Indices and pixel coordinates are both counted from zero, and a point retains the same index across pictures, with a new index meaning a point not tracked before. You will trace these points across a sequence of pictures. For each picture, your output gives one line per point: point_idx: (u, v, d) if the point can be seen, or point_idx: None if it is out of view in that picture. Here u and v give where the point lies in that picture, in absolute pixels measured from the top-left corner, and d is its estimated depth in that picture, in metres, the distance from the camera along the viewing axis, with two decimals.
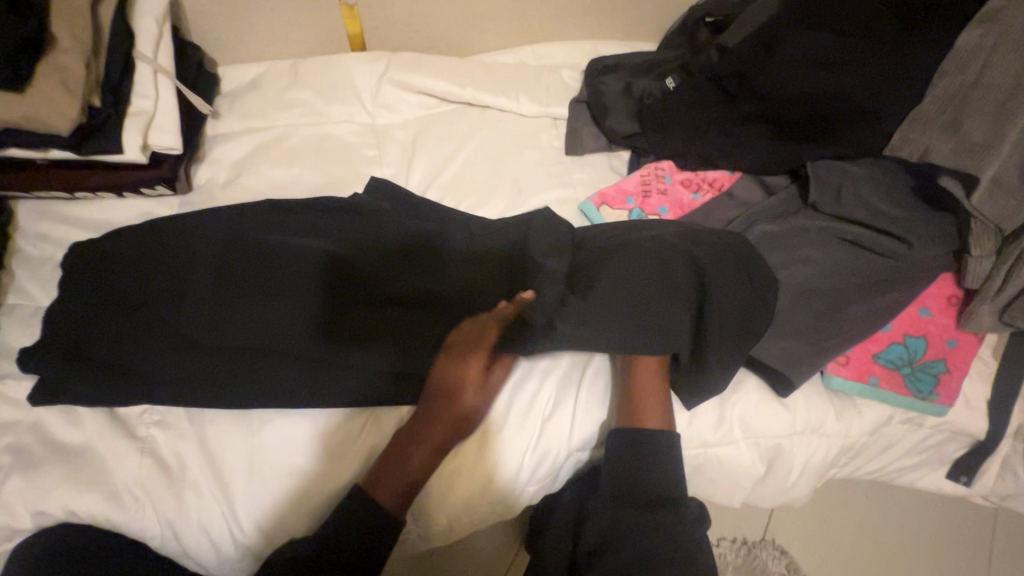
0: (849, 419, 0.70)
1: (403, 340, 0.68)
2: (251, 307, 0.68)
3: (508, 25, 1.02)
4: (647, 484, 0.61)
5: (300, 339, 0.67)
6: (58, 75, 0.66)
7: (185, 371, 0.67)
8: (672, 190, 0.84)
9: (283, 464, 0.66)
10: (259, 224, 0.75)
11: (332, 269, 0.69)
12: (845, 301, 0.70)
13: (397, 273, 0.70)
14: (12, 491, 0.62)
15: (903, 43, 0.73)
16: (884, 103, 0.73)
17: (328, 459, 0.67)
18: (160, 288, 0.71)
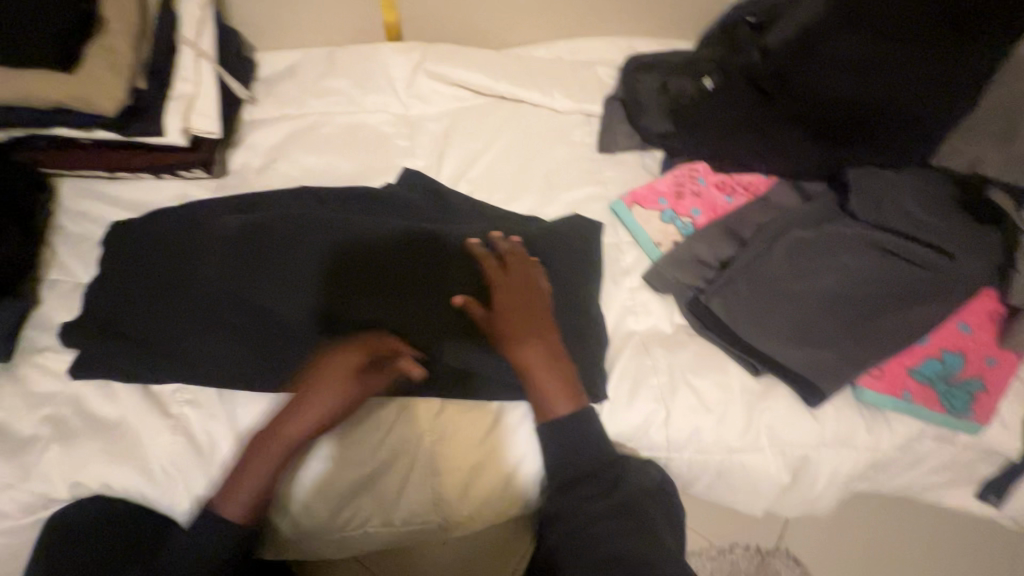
0: (880, 433, 0.68)
1: (414, 334, 0.68)
2: (276, 292, 0.70)
3: (544, 19, 1.01)
4: (574, 464, 0.62)
5: (328, 326, 0.69)
6: (107, 57, 0.67)
7: (217, 352, 0.69)
8: (706, 192, 0.83)
9: (307, 447, 0.67)
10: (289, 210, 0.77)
11: (354, 257, 0.71)
12: (878, 312, 0.69)
13: (417, 263, 0.72)
14: (50, 461, 0.64)
15: (952, 44, 0.71)
16: (930, 112, 0.72)
17: (346, 447, 0.67)
18: (186, 273, 0.72)
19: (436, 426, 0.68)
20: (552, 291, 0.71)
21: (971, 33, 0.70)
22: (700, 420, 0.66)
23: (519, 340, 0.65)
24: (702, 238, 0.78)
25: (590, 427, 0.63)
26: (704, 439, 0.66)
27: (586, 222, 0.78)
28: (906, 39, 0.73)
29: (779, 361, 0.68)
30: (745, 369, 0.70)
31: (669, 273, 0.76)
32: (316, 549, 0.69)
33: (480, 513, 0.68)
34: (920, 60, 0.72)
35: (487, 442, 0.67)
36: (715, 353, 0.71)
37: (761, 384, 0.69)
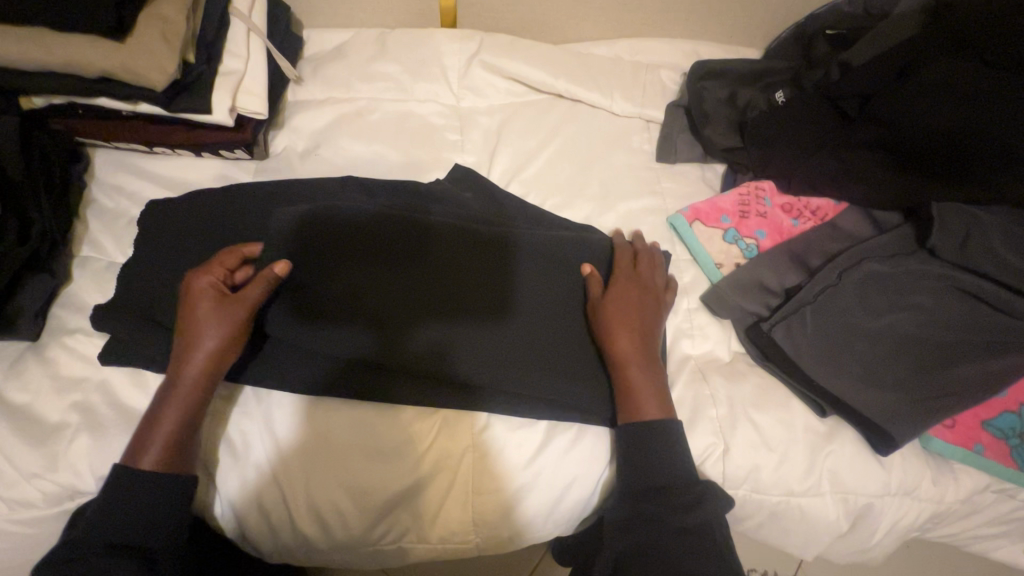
0: (945, 485, 0.65)
1: (386, 319, 0.64)
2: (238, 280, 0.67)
3: (607, 15, 0.96)
4: (648, 474, 0.60)
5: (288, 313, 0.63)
6: (159, 27, 0.63)
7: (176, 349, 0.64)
8: (772, 214, 0.79)
9: (286, 448, 0.63)
10: (287, 198, 0.74)
11: (311, 234, 0.66)
12: (954, 359, 0.65)
13: (378, 243, 0.67)
14: (79, 450, 0.61)
15: None
16: None
17: (345, 455, 0.63)
18: (211, 263, 0.69)
19: (482, 442, 0.65)
20: (532, 289, 0.68)
21: None
22: (761, 458, 0.63)
23: (627, 338, 0.64)
24: (768, 265, 0.74)
25: (676, 442, 0.61)
26: (762, 479, 0.63)
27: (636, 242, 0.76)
28: (1010, 73, 0.70)
29: (848, 403, 0.64)
30: (811, 410, 0.66)
31: (731, 299, 0.72)
32: (343, 559, 0.67)
33: (515, 531, 0.65)
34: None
35: (533, 465, 0.64)
36: (776, 387, 0.68)
37: (826, 425, 0.65)
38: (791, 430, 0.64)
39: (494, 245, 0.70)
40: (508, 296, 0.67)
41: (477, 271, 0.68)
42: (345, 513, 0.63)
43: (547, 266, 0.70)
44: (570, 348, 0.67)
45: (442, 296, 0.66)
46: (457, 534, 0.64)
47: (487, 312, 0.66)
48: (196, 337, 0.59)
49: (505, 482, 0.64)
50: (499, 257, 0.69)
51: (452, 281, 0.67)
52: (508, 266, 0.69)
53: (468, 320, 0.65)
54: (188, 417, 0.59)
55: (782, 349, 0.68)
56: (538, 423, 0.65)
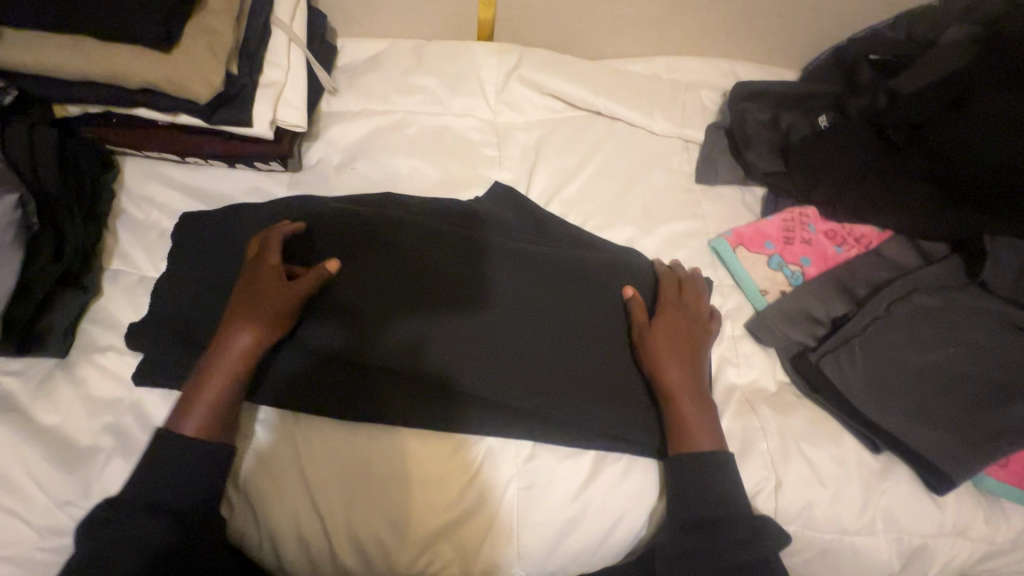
0: (998, 525, 0.63)
1: (362, 313, 0.63)
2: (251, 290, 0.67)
3: (646, 33, 0.94)
4: (698, 507, 0.58)
5: None
6: (205, 38, 0.61)
7: None
8: (816, 241, 0.78)
9: (320, 474, 0.61)
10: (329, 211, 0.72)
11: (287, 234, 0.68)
12: (1009, 397, 0.64)
13: (349, 236, 0.67)
14: (112, 476, 0.58)
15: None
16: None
17: (383, 483, 0.61)
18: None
19: (527, 471, 0.63)
20: (512, 285, 0.68)
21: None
22: (814, 495, 0.62)
23: (676, 365, 0.64)
24: (815, 294, 0.73)
25: (725, 474, 0.60)
26: (815, 516, 0.62)
27: (680, 269, 0.74)
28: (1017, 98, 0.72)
29: (900, 438, 0.63)
30: (863, 445, 0.65)
31: (777, 327, 0.71)
32: None
33: (562, 564, 0.63)
34: (1015, 112, 0.71)
35: (582, 497, 0.62)
36: (826, 421, 0.67)
37: (878, 462, 0.64)
38: (843, 466, 0.63)
39: (468, 243, 0.70)
40: (493, 295, 0.67)
41: (457, 268, 0.68)
42: (382, 544, 0.61)
43: (551, 276, 0.70)
44: (605, 370, 0.66)
45: (412, 289, 0.65)
46: (504, 566, 0.62)
47: (464, 306, 0.66)
48: (258, 311, 0.60)
49: (552, 515, 0.62)
50: (473, 254, 0.69)
51: (425, 274, 0.66)
52: (481, 260, 0.69)
53: (446, 315, 0.65)
54: (236, 383, 0.59)
55: (833, 380, 0.67)
56: (584, 454, 0.64)
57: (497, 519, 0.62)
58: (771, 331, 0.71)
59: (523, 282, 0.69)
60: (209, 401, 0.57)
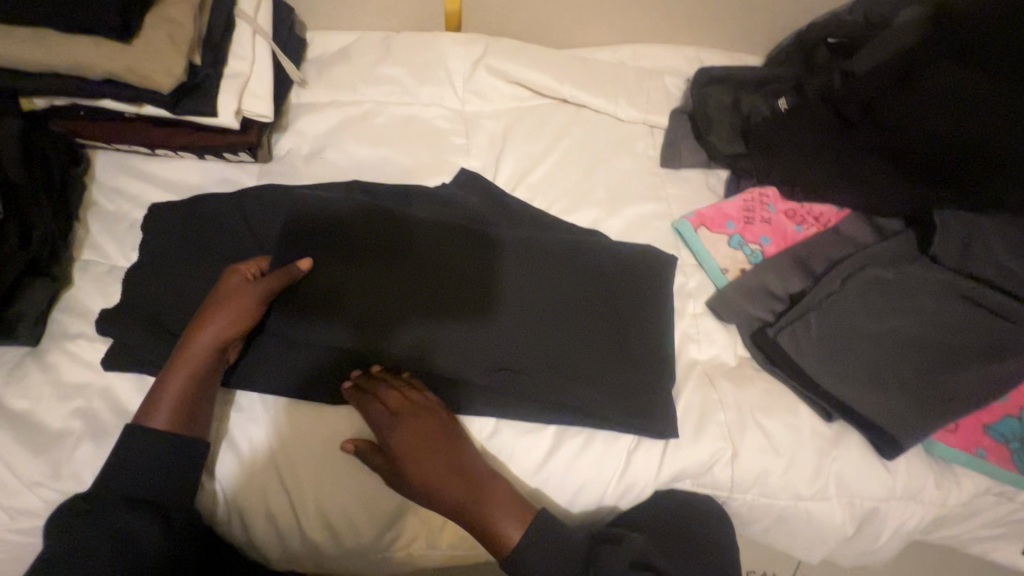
0: (948, 488, 0.66)
1: (369, 319, 0.65)
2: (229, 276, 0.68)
3: (611, 21, 0.96)
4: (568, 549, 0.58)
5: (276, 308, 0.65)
6: (165, 29, 0.62)
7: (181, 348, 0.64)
8: (775, 221, 0.80)
9: (289, 456, 0.62)
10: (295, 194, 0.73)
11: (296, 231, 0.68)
12: (957, 363, 0.66)
13: (360, 237, 0.68)
14: (81, 458, 0.60)
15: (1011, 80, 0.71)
16: (998, 139, 0.70)
17: (350, 462, 0.63)
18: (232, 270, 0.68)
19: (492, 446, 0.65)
20: (516, 286, 0.69)
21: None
22: (769, 463, 0.64)
23: (432, 460, 0.59)
24: (774, 271, 0.74)
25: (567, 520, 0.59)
26: (771, 483, 0.64)
27: (651, 251, 0.74)
28: (988, 80, 0.72)
29: (852, 406, 0.65)
30: (817, 414, 0.67)
31: (737, 303, 0.73)
32: (351, 564, 0.66)
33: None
34: (974, 90, 0.72)
35: (544, 470, 0.64)
36: (784, 393, 0.69)
37: (832, 430, 0.66)
38: (796, 435, 0.65)
39: (476, 242, 0.71)
40: (505, 300, 0.68)
41: (465, 270, 0.69)
42: (348, 520, 0.62)
43: (552, 269, 0.70)
44: (579, 350, 0.66)
45: (420, 293, 0.67)
46: (469, 536, 0.64)
47: (474, 314, 0.67)
48: (221, 310, 0.60)
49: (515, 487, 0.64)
50: (484, 255, 0.70)
51: (436, 278, 0.68)
52: (487, 262, 0.70)
53: (455, 322, 0.66)
54: (205, 377, 0.60)
55: (792, 353, 0.68)
56: (547, 428, 0.65)
57: None
58: (732, 308, 0.73)
59: (528, 281, 0.69)
60: (174, 396, 0.58)
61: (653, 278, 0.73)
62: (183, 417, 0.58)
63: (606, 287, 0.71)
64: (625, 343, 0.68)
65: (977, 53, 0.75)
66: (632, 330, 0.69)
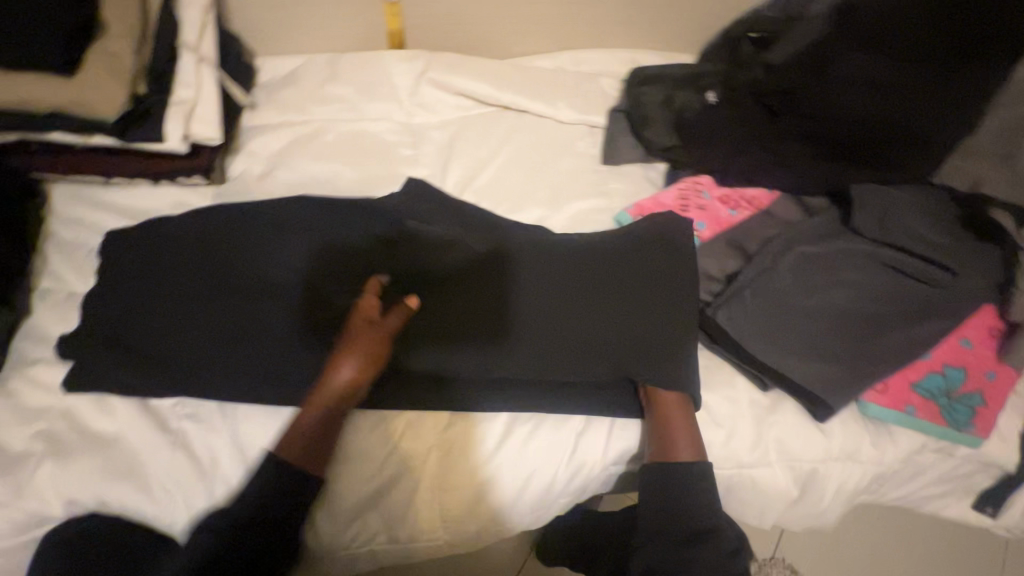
0: (885, 446, 0.69)
1: (391, 335, 0.68)
2: (248, 297, 0.70)
3: (547, 31, 1.01)
4: (669, 512, 0.63)
5: (300, 328, 0.68)
6: (107, 62, 0.65)
7: (212, 363, 0.67)
8: (710, 206, 0.84)
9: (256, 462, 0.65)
10: (246, 215, 0.76)
11: (319, 260, 0.73)
12: (884, 329, 0.70)
13: (381, 258, 0.72)
14: (44, 478, 0.62)
15: (922, 58, 0.73)
16: (908, 121, 0.74)
17: None
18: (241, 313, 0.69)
19: (446, 439, 0.67)
20: (535, 296, 0.71)
21: (932, 51, 0.73)
22: (711, 435, 0.68)
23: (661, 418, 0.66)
24: (708, 254, 0.78)
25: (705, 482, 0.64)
26: (715, 453, 0.67)
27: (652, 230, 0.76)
28: (903, 59, 0.74)
29: (786, 376, 0.69)
30: (754, 384, 0.71)
31: None
32: (318, 567, 0.68)
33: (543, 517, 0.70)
34: (887, 72, 0.74)
35: (495, 459, 0.67)
36: (723, 369, 0.72)
37: (769, 398, 0.70)
38: (732, 406, 0.69)
39: (493, 256, 0.73)
40: (524, 316, 0.70)
41: (481, 283, 0.71)
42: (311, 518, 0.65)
43: (582, 275, 0.72)
44: (603, 360, 0.68)
45: (437, 307, 0.70)
46: (430, 527, 0.66)
47: (493, 331, 0.69)
48: (344, 353, 0.62)
49: (470, 476, 0.67)
50: (500, 270, 0.72)
51: (456, 295, 0.70)
52: (503, 273, 0.72)
53: (478, 335, 0.69)
54: (338, 411, 0.63)
55: (731, 332, 0.71)
56: (497, 417, 0.69)
57: (416, 489, 0.66)
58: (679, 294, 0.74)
59: (542, 290, 0.71)
60: (307, 426, 0.61)
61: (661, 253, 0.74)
62: (308, 448, 0.61)
63: (640, 278, 0.72)
64: (656, 329, 0.69)
65: (895, 29, 0.74)
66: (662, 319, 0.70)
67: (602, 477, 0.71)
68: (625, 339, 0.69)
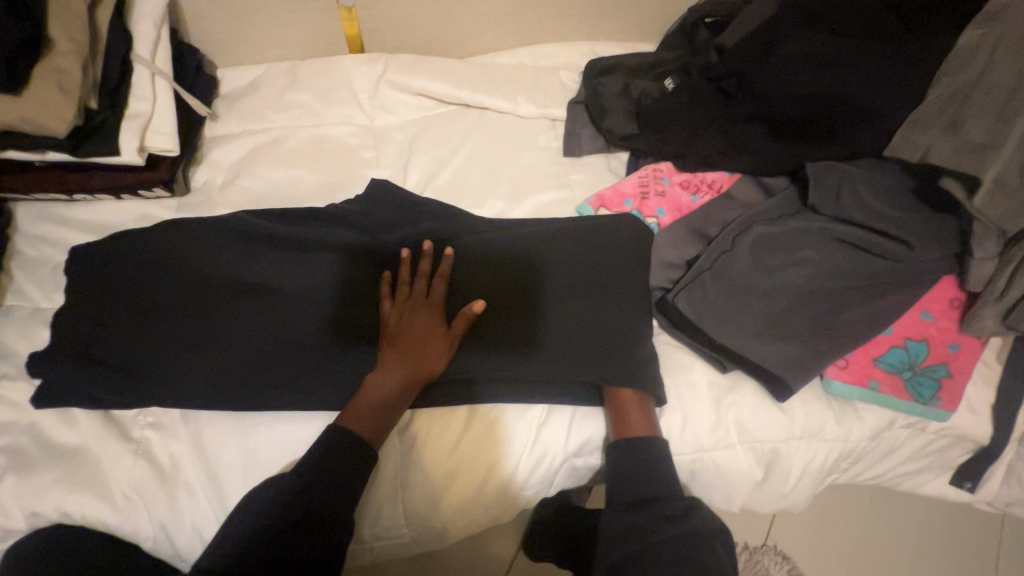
0: (849, 424, 0.70)
1: None
2: (234, 310, 0.71)
3: (507, 27, 1.01)
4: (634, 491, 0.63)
5: (315, 342, 0.70)
6: (55, 78, 0.66)
7: (195, 372, 0.67)
8: (670, 192, 0.84)
9: (219, 469, 0.65)
10: (199, 224, 0.75)
11: (349, 274, 0.73)
12: (843, 305, 0.70)
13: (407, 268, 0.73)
14: (7, 491, 0.63)
15: (864, 35, 0.75)
16: (864, 94, 0.73)
17: (269, 471, 0.66)
18: (226, 329, 0.70)
19: (408, 436, 0.69)
20: (562, 303, 0.71)
21: (872, 29, 0.75)
22: (669, 422, 0.68)
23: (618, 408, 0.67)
24: (667, 240, 0.78)
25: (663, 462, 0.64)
26: (675, 438, 0.68)
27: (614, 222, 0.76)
28: (849, 37, 0.75)
29: (745, 357, 0.69)
30: (713, 367, 0.71)
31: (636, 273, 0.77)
32: None
33: (522, 508, 0.72)
34: (833, 48, 0.76)
35: (457, 453, 0.67)
36: (685, 353, 0.72)
37: (729, 380, 0.71)
38: (691, 390, 0.70)
39: (524, 269, 0.72)
40: (508, 320, 0.70)
41: (510, 294, 0.71)
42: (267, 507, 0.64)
43: (600, 279, 0.72)
44: (590, 356, 0.68)
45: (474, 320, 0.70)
46: (393, 522, 0.67)
47: (478, 335, 0.70)
48: (417, 349, 0.66)
49: (432, 471, 0.67)
50: (532, 282, 0.72)
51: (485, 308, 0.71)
52: (528, 285, 0.72)
53: (503, 347, 0.69)
54: (400, 401, 0.65)
55: (691, 312, 0.71)
56: (459, 410, 0.69)
57: (379, 485, 0.67)
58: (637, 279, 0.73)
59: (567, 297, 0.71)
60: (373, 411, 0.64)
61: (625, 248, 0.74)
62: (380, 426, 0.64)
63: (628, 274, 0.73)
64: (643, 328, 0.71)
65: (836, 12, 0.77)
66: (632, 311, 0.71)
67: (567, 469, 0.72)
68: (626, 340, 0.69)
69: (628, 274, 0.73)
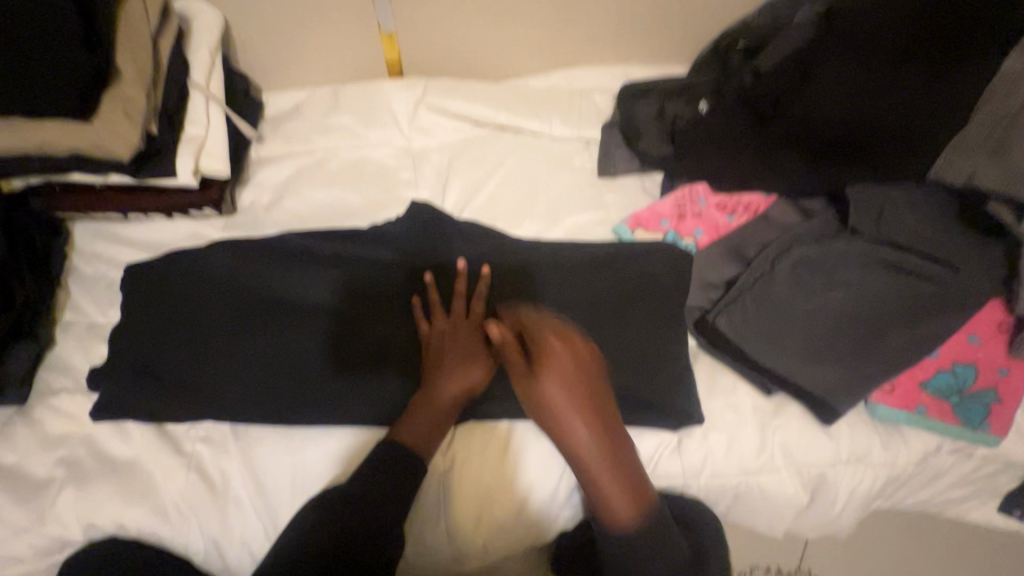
0: (896, 449, 0.69)
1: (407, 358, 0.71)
2: (250, 323, 0.73)
3: (541, 51, 1.03)
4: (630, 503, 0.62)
5: (323, 357, 0.71)
6: (121, 106, 0.70)
7: (225, 386, 0.69)
8: (707, 214, 0.84)
9: (268, 484, 0.67)
10: (252, 245, 0.78)
11: (354, 289, 0.75)
12: (887, 329, 0.69)
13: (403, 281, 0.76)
14: (66, 503, 0.65)
15: (904, 60, 0.74)
16: (907, 119, 0.73)
17: (314, 487, 0.67)
18: (277, 347, 0.72)
19: (449, 456, 0.69)
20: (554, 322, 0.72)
21: (916, 55, 0.73)
22: (712, 445, 0.68)
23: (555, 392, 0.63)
24: (708, 261, 0.78)
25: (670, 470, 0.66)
26: (717, 461, 0.68)
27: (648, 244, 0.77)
28: (891, 62, 0.74)
29: (790, 379, 0.69)
30: (757, 390, 0.71)
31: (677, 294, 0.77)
32: None
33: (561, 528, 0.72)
34: (874, 75, 0.75)
35: (500, 473, 0.68)
36: (726, 375, 0.72)
37: (772, 403, 0.70)
38: (733, 413, 0.70)
39: (514, 282, 0.75)
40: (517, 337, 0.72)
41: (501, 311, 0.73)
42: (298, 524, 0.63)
43: (595, 293, 0.73)
44: (633, 373, 0.69)
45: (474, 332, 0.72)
46: (438, 539, 0.67)
47: None
48: (468, 363, 0.68)
49: (474, 491, 0.67)
50: (524, 296, 0.74)
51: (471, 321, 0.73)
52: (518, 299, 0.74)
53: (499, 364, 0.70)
54: (451, 413, 0.67)
55: (736, 330, 0.72)
56: (502, 426, 0.69)
57: (424, 503, 0.68)
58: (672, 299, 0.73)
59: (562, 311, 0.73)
60: (424, 423, 0.65)
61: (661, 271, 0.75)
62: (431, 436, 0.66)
63: (657, 294, 0.73)
64: (667, 348, 0.71)
65: (878, 34, 0.75)
66: (675, 331, 0.72)
67: None
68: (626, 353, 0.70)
69: (655, 295, 0.73)
